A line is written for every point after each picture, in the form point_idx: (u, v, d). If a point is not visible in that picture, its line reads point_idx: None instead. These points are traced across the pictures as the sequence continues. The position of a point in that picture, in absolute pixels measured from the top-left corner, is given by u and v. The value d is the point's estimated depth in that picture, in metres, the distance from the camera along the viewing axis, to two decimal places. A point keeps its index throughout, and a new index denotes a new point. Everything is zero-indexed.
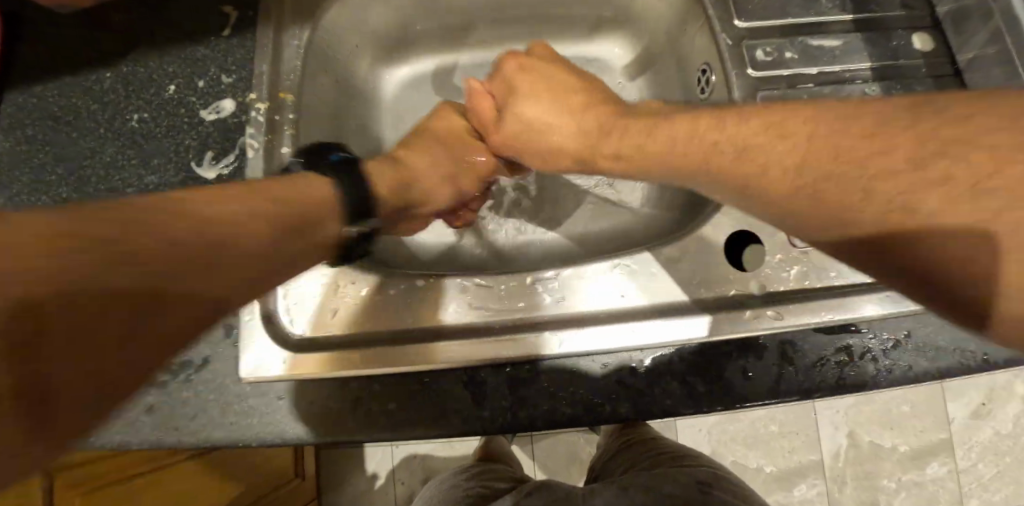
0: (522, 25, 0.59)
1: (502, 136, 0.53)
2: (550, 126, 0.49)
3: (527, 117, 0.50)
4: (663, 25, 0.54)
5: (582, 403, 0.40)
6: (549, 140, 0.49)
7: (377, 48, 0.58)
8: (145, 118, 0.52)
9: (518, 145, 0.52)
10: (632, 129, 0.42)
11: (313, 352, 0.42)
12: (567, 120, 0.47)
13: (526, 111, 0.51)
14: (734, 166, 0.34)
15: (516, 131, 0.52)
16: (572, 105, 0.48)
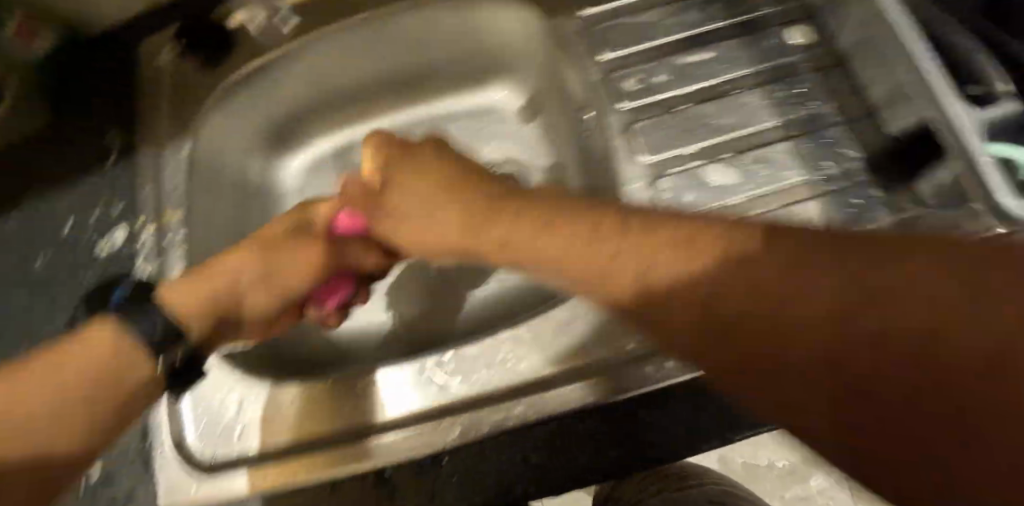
0: (405, 91, 0.57)
1: (391, 218, 0.38)
2: (436, 210, 0.35)
3: (394, 221, 0.38)
4: (537, 61, 0.52)
5: (496, 488, 0.38)
6: (424, 235, 0.36)
7: (270, 139, 0.57)
8: (48, 260, 0.49)
9: (401, 227, 0.38)
10: (510, 216, 0.31)
11: (214, 473, 0.41)
12: (447, 204, 0.35)
13: (401, 198, 0.38)
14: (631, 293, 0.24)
15: (401, 219, 0.38)
16: (440, 187, 0.36)
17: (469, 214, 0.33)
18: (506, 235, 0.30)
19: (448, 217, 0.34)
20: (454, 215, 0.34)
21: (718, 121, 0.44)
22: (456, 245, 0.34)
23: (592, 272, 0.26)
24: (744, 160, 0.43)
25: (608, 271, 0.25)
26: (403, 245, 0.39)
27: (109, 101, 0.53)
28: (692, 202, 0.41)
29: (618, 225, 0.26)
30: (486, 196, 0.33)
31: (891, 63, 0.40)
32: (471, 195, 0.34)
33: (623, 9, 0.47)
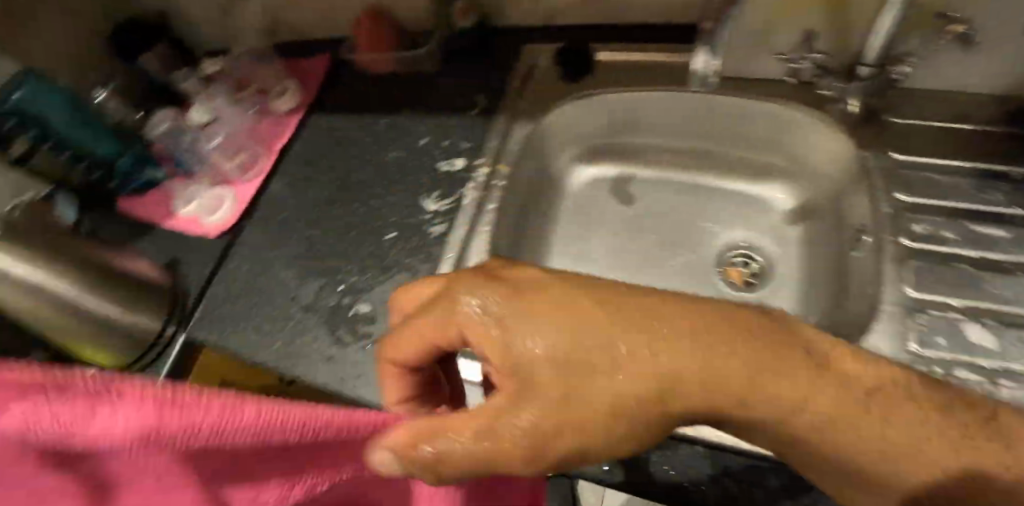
0: (698, 158, 0.68)
1: (538, 393, 0.32)
2: (618, 293, 0.34)
3: (540, 346, 0.32)
4: (829, 188, 0.60)
5: (672, 478, 0.46)
6: (597, 387, 0.32)
7: (582, 150, 0.71)
8: (398, 156, 0.68)
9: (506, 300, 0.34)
10: (636, 313, 0.33)
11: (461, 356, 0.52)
12: (631, 333, 0.32)
13: (543, 347, 0.32)
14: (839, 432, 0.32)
15: (544, 364, 0.32)
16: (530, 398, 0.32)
17: (704, 329, 0.32)
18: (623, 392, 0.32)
19: (623, 374, 0.32)
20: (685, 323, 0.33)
21: (994, 290, 0.47)
22: (613, 401, 0.32)
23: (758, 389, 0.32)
24: (1010, 333, 0.45)
25: (738, 384, 0.32)
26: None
27: (488, 71, 0.71)
28: (938, 345, 0.45)
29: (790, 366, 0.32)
30: (674, 302, 0.34)
31: None
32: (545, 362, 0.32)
33: (931, 166, 0.54)
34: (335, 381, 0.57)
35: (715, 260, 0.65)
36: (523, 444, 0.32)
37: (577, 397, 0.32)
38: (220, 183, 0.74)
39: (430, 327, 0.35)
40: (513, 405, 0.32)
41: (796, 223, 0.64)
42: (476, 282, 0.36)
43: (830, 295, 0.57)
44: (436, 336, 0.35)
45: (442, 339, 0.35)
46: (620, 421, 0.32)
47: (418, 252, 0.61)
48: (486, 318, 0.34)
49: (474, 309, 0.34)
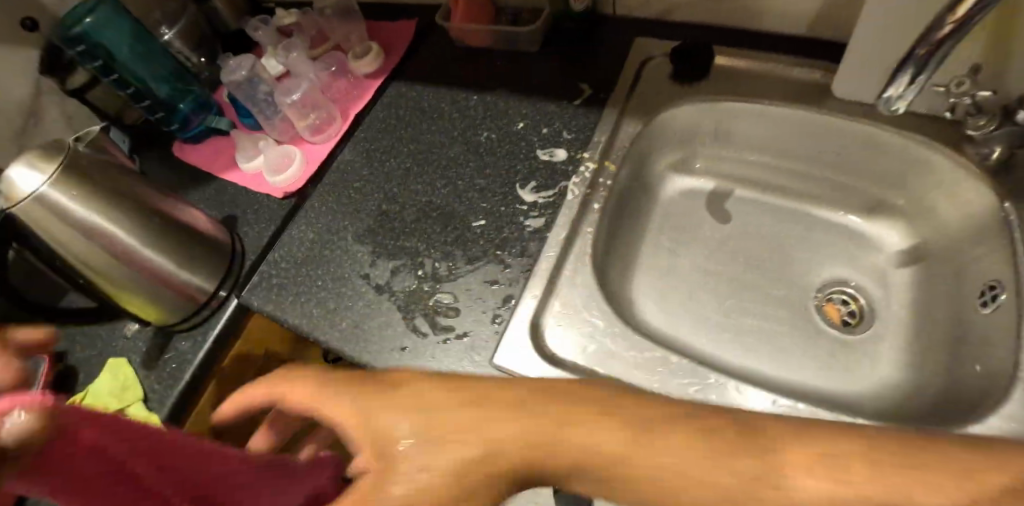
0: (804, 183, 0.64)
1: (414, 460, 0.33)
2: (403, 385, 0.36)
3: (407, 430, 0.34)
4: (950, 234, 0.56)
5: None
6: (476, 454, 0.33)
7: (681, 158, 0.67)
8: (491, 137, 0.64)
9: (316, 386, 0.37)
10: (572, 423, 0.33)
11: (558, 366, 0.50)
12: (457, 410, 0.34)
13: (407, 432, 0.34)
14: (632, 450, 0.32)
15: (405, 448, 0.33)
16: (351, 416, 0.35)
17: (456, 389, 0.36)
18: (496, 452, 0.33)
19: (419, 475, 0.32)
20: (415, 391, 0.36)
21: None
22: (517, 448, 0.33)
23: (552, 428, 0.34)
24: None
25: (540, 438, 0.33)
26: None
27: (596, 61, 0.66)
28: None
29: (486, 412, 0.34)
30: (586, 417, 0.34)
31: None
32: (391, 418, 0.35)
33: None
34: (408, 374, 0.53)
35: (812, 294, 0.62)
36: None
37: (458, 450, 0.33)
38: (289, 142, 0.69)
39: (268, 391, 0.37)
40: (383, 475, 0.33)
41: (906, 266, 0.60)
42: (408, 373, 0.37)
43: (945, 350, 0.53)
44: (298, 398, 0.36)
45: (314, 408, 0.36)
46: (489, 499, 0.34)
47: (508, 244, 0.57)
48: (354, 411, 0.35)
49: (323, 381, 0.37)
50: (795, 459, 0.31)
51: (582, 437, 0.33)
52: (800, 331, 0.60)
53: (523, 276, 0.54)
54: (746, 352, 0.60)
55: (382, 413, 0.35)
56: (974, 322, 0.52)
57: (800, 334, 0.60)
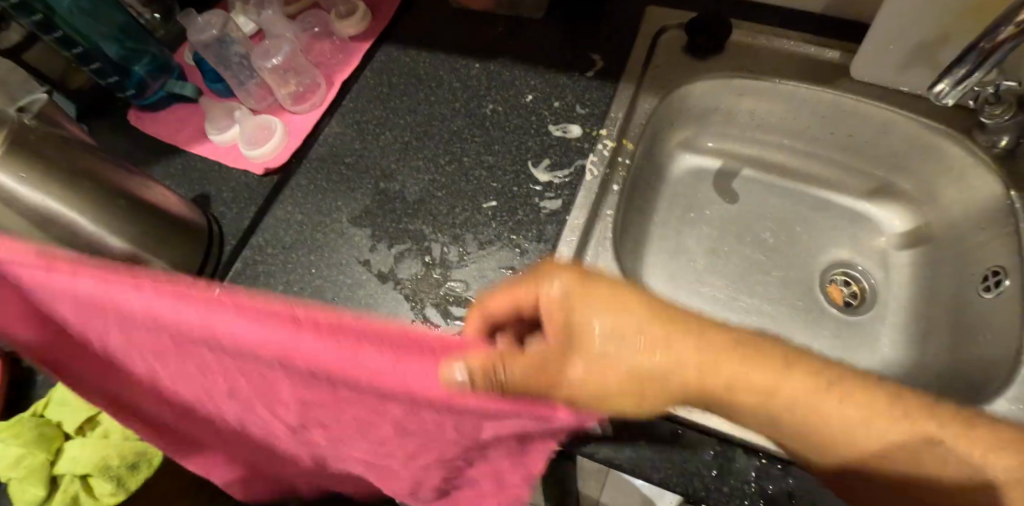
0: (812, 162, 0.64)
1: (653, 383, 0.30)
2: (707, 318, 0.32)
3: (652, 358, 0.30)
4: (952, 220, 0.57)
5: None
6: (730, 375, 0.31)
7: (691, 134, 0.65)
8: (498, 110, 0.59)
9: (609, 318, 0.30)
10: (789, 366, 0.31)
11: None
12: (733, 356, 0.31)
13: (658, 360, 0.30)
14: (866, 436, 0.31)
15: (639, 370, 0.30)
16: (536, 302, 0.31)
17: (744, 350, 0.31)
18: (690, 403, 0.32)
19: (648, 356, 0.30)
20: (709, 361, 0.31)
21: None
22: (717, 400, 0.31)
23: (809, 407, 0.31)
24: None
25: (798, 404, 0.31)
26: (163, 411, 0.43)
27: (607, 29, 0.62)
28: None
29: (769, 354, 0.32)
30: (846, 385, 0.32)
31: None
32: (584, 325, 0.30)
33: None
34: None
35: (818, 274, 0.62)
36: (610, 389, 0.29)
37: (726, 360, 0.31)
38: (268, 111, 0.62)
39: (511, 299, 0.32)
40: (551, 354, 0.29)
41: (908, 248, 0.61)
42: (591, 273, 0.32)
43: (947, 332, 0.55)
44: (504, 309, 0.32)
45: (556, 313, 0.31)
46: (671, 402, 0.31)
47: (522, 227, 0.53)
48: (655, 355, 0.30)
49: (587, 288, 0.31)
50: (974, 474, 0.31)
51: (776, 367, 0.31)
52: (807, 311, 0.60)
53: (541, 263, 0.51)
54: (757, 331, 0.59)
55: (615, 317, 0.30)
56: (977, 306, 0.53)
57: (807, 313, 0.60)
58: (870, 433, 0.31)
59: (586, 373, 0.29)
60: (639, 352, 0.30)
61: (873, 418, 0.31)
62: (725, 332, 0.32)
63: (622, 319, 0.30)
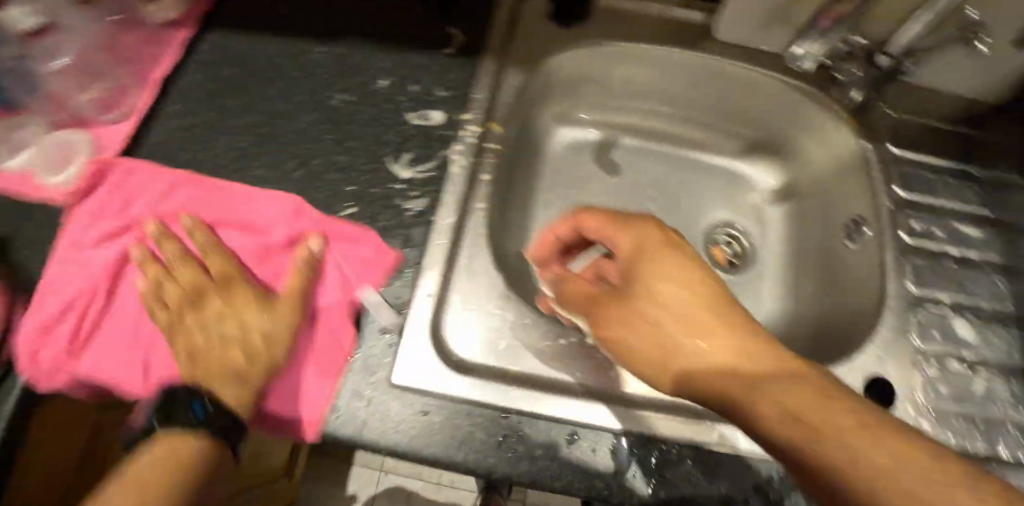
0: (686, 126, 0.63)
1: (742, 387, 0.30)
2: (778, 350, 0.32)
3: (702, 344, 0.33)
4: (815, 173, 0.59)
5: (720, 497, 0.42)
6: (736, 392, 0.31)
7: (565, 107, 0.62)
8: (348, 100, 0.52)
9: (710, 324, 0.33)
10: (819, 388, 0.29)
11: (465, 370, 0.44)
12: (755, 369, 0.31)
13: (705, 346, 0.33)
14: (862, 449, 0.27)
15: (705, 367, 0.33)
16: (750, 340, 0.32)
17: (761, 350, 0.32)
18: (767, 408, 0.29)
19: (701, 350, 0.33)
20: (726, 354, 0.32)
21: (970, 287, 0.51)
22: (726, 392, 0.31)
23: (789, 410, 0.29)
24: (982, 327, 0.50)
25: (812, 400, 0.29)
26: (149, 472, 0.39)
27: None
28: (934, 339, 0.49)
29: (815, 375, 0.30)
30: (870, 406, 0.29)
31: None
32: (769, 361, 0.31)
33: (921, 161, 0.55)
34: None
35: (700, 239, 0.62)
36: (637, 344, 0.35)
37: (733, 370, 0.32)
38: (66, 126, 0.50)
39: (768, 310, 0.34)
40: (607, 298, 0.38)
41: (780, 203, 0.63)
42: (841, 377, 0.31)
43: (820, 281, 0.57)
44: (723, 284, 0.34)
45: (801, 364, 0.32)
46: (700, 387, 0.33)
47: (387, 233, 0.47)
48: (808, 383, 0.30)
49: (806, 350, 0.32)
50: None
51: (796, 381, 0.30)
52: None
53: (416, 266, 0.46)
54: None
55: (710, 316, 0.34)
56: (842, 254, 0.55)
57: None
58: (854, 440, 0.27)
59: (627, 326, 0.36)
60: (778, 390, 0.30)
61: (868, 429, 0.27)
62: (809, 368, 0.31)
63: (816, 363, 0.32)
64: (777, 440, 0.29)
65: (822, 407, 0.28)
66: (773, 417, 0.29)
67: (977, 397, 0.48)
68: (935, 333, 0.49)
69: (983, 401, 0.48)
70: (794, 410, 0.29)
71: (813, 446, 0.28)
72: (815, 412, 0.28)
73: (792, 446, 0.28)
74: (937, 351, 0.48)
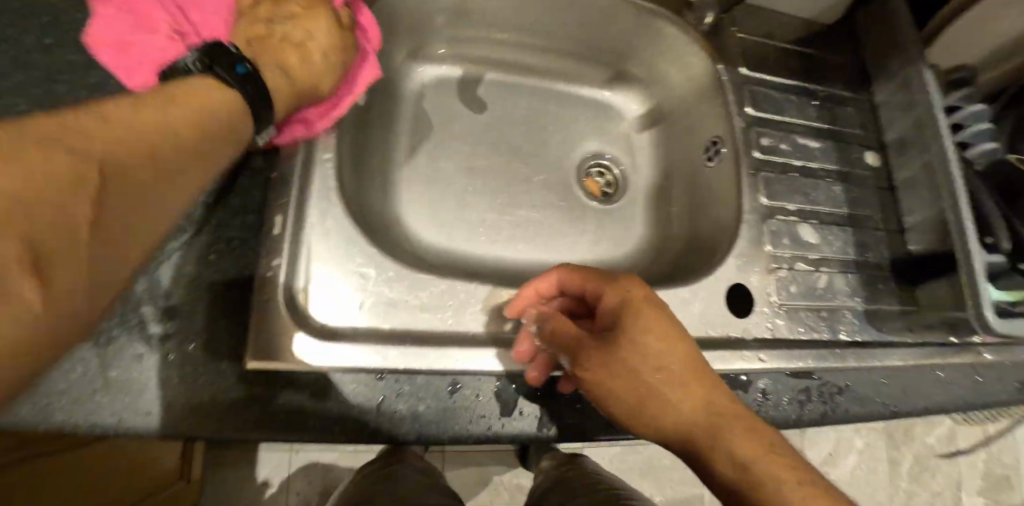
0: (548, 58, 0.61)
1: (697, 392, 0.37)
2: (704, 363, 0.39)
3: (643, 344, 0.38)
4: (675, 99, 0.61)
5: (602, 420, 0.44)
6: (718, 400, 0.37)
7: (419, 43, 0.57)
8: None
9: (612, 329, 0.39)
10: (708, 371, 0.38)
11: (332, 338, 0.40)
12: (695, 374, 0.38)
13: (650, 355, 0.38)
14: (720, 419, 0.36)
15: (685, 373, 0.38)
16: (704, 388, 0.37)
17: (673, 349, 0.38)
18: (717, 450, 0.36)
19: (652, 359, 0.38)
20: (671, 361, 0.38)
21: (814, 195, 0.55)
22: (695, 400, 0.37)
23: (720, 412, 0.37)
24: (824, 230, 0.55)
25: (643, 377, 0.37)
26: (167, 114, 0.29)
27: None
28: (784, 245, 0.52)
29: (686, 357, 0.38)
30: (695, 377, 0.38)
31: (942, 202, 0.54)
32: (732, 405, 0.37)
33: (768, 80, 0.58)
34: (132, 419, 0.38)
35: (574, 173, 0.62)
36: (637, 376, 0.38)
37: (701, 379, 0.38)
38: None
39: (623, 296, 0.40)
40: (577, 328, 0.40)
41: (646, 130, 0.64)
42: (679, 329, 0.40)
43: (686, 202, 0.59)
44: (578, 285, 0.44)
45: (637, 344, 0.38)
46: (682, 389, 0.37)
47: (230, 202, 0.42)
48: (655, 367, 0.37)
49: (667, 320, 0.39)
50: (744, 439, 0.35)
51: (725, 391, 0.38)
52: (569, 210, 0.61)
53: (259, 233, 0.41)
54: (529, 243, 0.59)
55: (615, 307, 0.40)
56: (703, 174, 0.58)
57: (570, 211, 0.61)
58: (721, 414, 0.37)
59: (607, 345, 0.39)
60: (675, 386, 0.37)
61: (678, 391, 0.37)
62: (688, 352, 0.38)
63: (661, 343, 0.38)
64: (723, 434, 0.36)
65: (639, 369, 0.37)
66: (705, 410, 0.37)
67: (820, 290, 0.53)
68: (785, 241, 0.53)
69: (826, 295, 0.53)
70: (711, 407, 0.37)
71: (725, 436, 0.36)
72: (683, 392, 0.37)
73: (743, 435, 0.35)
74: (787, 255, 0.52)
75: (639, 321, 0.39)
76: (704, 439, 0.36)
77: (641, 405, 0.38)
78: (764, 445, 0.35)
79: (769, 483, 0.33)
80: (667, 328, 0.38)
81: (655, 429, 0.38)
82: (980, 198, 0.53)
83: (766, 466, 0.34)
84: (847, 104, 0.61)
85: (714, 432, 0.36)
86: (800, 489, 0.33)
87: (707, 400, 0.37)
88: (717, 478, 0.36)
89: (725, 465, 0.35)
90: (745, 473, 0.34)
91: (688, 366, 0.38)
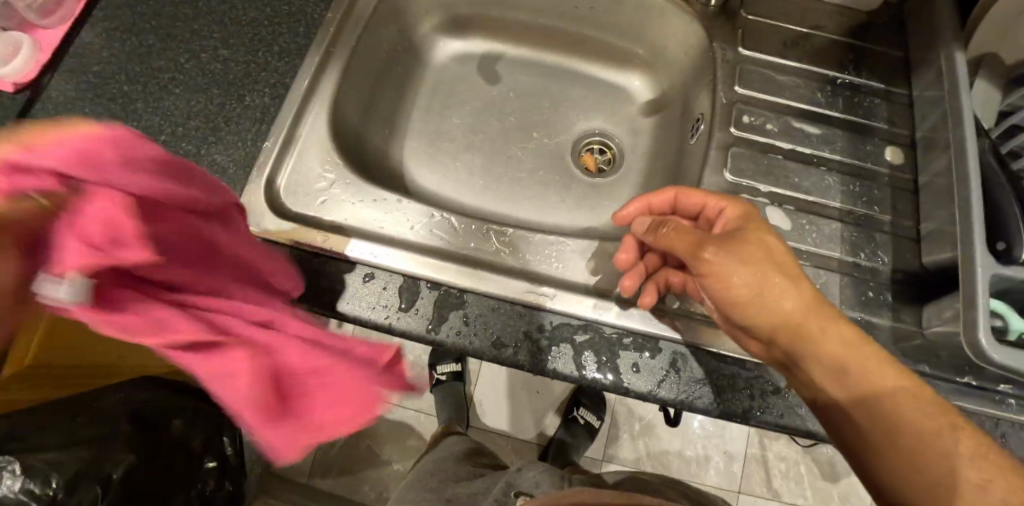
0: (565, 41, 0.67)
1: (806, 296, 0.42)
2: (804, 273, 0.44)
3: (764, 246, 0.43)
4: (680, 81, 0.62)
5: (489, 339, 0.46)
6: (822, 304, 0.42)
7: (448, 19, 0.67)
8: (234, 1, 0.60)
9: (725, 236, 0.45)
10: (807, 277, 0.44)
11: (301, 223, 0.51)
12: (800, 281, 0.43)
13: (762, 257, 0.43)
14: (842, 327, 0.42)
15: (800, 279, 0.43)
16: (809, 292, 0.42)
17: (782, 257, 0.43)
18: (826, 336, 0.41)
19: (772, 258, 0.43)
20: (779, 259, 0.43)
21: (798, 181, 0.52)
22: (810, 303, 0.42)
23: (836, 317, 0.42)
24: (801, 218, 0.51)
25: (768, 275, 0.42)
26: None
27: None
28: None
29: (794, 263, 0.43)
30: (802, 283, 0.43)
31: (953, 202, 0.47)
32: (835, 310, 0.43)
33: (770, 64, 0.56)
34: None
35: (571, 146, 0.66)
36: (754, 280, 0.42)
37: (808, 287, 0.42)
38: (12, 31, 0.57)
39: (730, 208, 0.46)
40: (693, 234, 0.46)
41: (651, 115, 0.65)
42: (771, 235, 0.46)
43: (668, 181, 0.59)
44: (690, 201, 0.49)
45: (754, 243, 0.44)
46: (796, 291, 0.42)
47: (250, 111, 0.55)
48: (772, 268, 0.43)
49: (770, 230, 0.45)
50: (878, 356, 0.41)
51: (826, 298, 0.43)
52: (558, 178, 0.64)
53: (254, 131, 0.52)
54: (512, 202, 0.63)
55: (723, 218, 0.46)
56: (687, 152, 0.58)
57: (560, 179, 0.64)
58: (829, 319, 0.42)
59: (728, 242, 0.44)
60: (788, 289, 0.42)
61: (794, 292, 0.42)
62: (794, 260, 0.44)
63: (774, 244, 0.44)
64: (841, 347, 0.41)
65: (759, 266, 0.43)
66: (822, 313, 0.42)
67: None
68: None
69: None
70: (819, 311, 0.42)
71: (849, 352, 0.41)
72: (805, 296, 0.42)
73: (862, 349, 0.41)
74: None
75: (751, 230, 0.45)
76: (831, 346, 0.41)
77: (761, 307, 0.42)
78: (897, 365, 0.41)
79: (885, 386, 0.41)
80: (770, 233, 0.45)
81: (770, 327, 0.42)
82: (1002, 201, 0.45)
83: (892, 384, 0.41)
84: (875, 98, 0.56)
85: (846, 346, 0.41)
86: (919, 401, 0.40)
87: (823, 307, 0.42)
88: (836, 385, 0.42)
89: (854, 371, 0.41)
90: (871, 385, 0.41)
91: (791, 268, 0.43)
